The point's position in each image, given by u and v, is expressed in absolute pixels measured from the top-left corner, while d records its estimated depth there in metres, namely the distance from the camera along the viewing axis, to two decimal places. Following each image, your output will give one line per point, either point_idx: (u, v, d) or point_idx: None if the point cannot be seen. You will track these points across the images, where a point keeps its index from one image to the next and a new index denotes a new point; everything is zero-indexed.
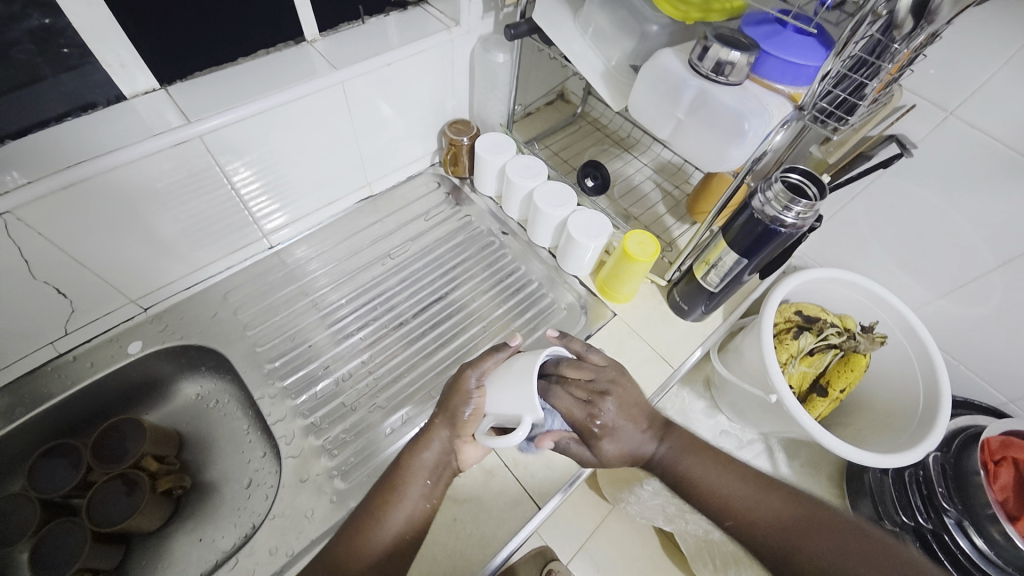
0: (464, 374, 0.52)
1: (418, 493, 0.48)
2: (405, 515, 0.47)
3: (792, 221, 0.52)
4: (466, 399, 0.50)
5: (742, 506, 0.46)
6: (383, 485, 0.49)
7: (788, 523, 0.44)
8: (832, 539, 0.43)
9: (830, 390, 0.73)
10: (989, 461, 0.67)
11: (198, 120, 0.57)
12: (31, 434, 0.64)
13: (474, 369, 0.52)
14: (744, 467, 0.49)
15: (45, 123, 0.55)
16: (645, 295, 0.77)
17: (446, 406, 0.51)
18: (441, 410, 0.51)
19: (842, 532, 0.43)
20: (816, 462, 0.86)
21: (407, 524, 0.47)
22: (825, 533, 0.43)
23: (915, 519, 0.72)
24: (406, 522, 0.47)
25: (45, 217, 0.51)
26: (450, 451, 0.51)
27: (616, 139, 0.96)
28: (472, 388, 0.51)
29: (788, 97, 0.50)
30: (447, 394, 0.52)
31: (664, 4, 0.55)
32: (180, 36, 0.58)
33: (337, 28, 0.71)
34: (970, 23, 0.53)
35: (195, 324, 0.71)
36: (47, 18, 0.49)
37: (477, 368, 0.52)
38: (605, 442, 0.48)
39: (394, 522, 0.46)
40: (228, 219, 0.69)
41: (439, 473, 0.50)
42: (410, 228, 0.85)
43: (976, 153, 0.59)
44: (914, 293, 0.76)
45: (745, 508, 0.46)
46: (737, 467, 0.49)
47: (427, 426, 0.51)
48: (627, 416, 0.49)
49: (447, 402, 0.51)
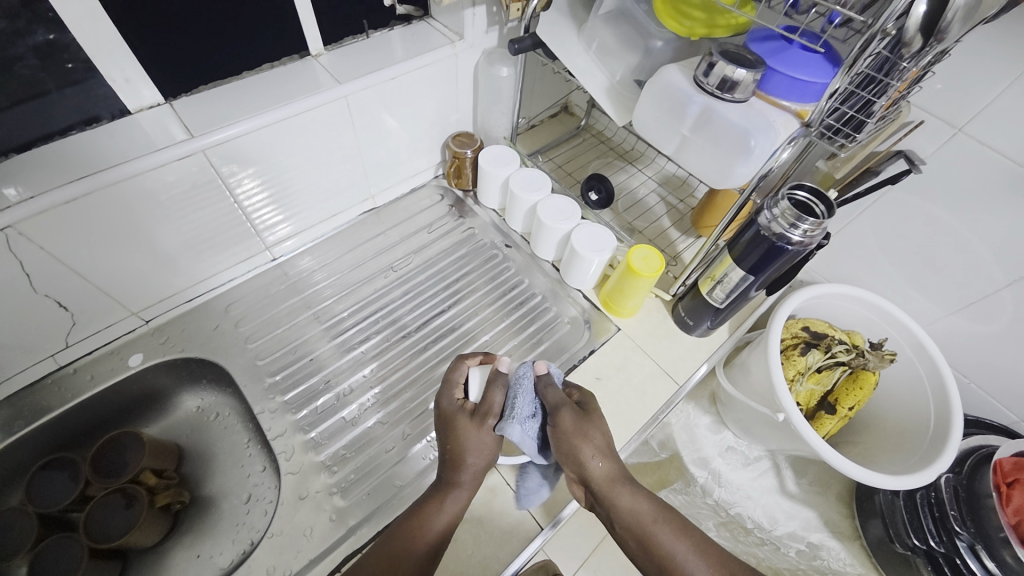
0: (482, 423, 0.50)
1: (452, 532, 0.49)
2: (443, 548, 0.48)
3: (799, 239, 0.51)
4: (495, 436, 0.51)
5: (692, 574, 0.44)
6: (418, 524, 0.47)
7: None
8: None
9: (838, 408, 0.72)
10: (1002, 483, 0.64)
11: (202, 134, 0.57)
12: (32, 447, 0.64)
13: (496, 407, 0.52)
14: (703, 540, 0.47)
15: (50, 137, 0.55)
16: (649, 309, 0.76)
17: (478, 448, 0.50)
18: (473, 450, 0.50)
19: None
20: (826, 481, 0.85)
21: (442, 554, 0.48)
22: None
23: (927, 542, 0.69)
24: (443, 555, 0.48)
25: (47, 231, 0.51)
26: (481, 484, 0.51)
27: (620, 152, 0.95)
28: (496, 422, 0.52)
29: (795, 113, 0.49)
30: (473, 435, 0.50)
31: (668, 20, 0.55)
32: (187, 52, 0.59)
33: (342, 41, 0.72)
34: (979, 39, 0.52)
35: (196, 336, 0.71)
36: (52, 33, 0.49)
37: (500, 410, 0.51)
38: (597, 428, 0.50)
39: (438, 554, 0.47)
40: (231, 231, 0.69)
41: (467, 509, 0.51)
42: (414, 240, 0.85)
43: (987, 170, 0.58)
44: (924, 310, 0.74)
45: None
46: (699, 540, 0.47)
47: (460, 469, 0.49)
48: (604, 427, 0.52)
49: (478, 442, 0.50)
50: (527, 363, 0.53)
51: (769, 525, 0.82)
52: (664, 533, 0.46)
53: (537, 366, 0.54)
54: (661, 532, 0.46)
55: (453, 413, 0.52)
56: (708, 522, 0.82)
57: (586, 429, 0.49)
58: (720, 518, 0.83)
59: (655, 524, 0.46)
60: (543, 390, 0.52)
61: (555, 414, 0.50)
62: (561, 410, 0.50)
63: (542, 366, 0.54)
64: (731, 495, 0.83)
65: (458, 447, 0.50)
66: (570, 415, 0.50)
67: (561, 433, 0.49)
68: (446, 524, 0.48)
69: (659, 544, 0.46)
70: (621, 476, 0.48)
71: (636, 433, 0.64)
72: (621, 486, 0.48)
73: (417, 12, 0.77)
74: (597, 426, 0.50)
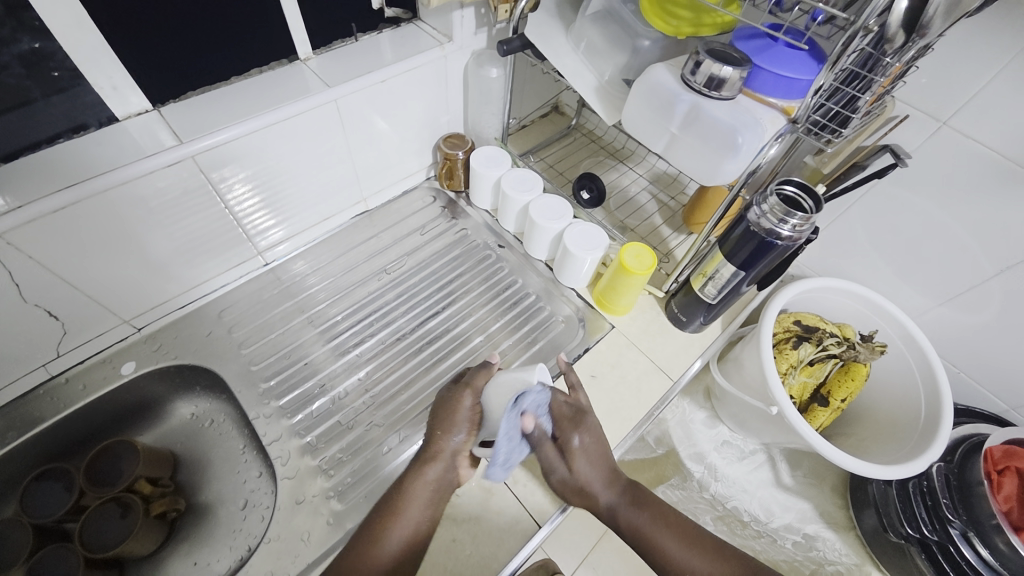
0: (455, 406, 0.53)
1: (419, 514, 0.49)
2: (412, 534, 0.48)
3: (788, 234, 0.52)
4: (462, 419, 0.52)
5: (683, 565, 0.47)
6: (386, 505, 0.49)
7: None
8: None
9: (831, 400, 0.73)
10: (993, 470, 0.65)
11: (192, 140, 0.57)
12: (24, 458, 0.63)
13: (470, 392, 0.53)
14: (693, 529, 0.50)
15: (37, 145, 0.54)
16: (642, 306, 0.76)
17: (444, 424, 0.52)
18: (440, 428, 0.52)
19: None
20: (820, 473, 0.85)
21: (412, 540, 0.48)
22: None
23: (920, 531, 0.70)
24: (413, 543, 0.48)
25: (36, 240, 0.51)
26: (451, 469, 0.52)
27: (611, 151, 0.96)
28: (466, 409, 0.53)
29: (781, 110, 0.50)
30: (443, 412, 0.53)
31: (655, 20, 0.55)
32: (175, 57, 0.59)
33: (331, 45, 0.71)
34: (961, 33, 0.53)
35: (190, 343, 0.71)
36: (37, 42, 0.49)
37: (473, 387, 0.54)
38: (577, 461, 0.50)
39: (405, 536, 0.48)
40: (223, 237, 0.69)
41: (439, 496, 0.51)
42: (407, 242, 0.85)
43: (971, 162, 0.59)
44: (914, 301, 0.75)
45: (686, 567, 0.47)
46: (692, 532, 0.49)
47: (427, 445, 0.52)
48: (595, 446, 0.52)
49: (445, 419, 0.53)
50: (512, 417, 0.46)
51: (765, 517, 0.83)
52: (658, 535, 0.49)
53: (523, 422, 0.47)
54: (655, 537, 0.49)
55: (441, 401, 0.54)
56: (705, 516, 0.82)
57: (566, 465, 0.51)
58: (716, 512, 0.83)
59: (649, 530, 0.49)
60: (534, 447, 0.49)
61: (542, 461, 0.52)
62: (544, 456, 0.51)
63: (530, 423, 0.48)
64: (728, 489, 0.84)
65: (430, 425, 0.53)
66: (553, 459, 0.51)
67: (550, 478, 0.52)
68: (410, 502, 0.49)
69: (656, 547, 0.48)
70: (613, 493, 0.50)
71: (632, 429, 0.64)
72: (611, 505, 0.50)
73: (405, 15, 0.77)
74: (580, 460, 0.50)
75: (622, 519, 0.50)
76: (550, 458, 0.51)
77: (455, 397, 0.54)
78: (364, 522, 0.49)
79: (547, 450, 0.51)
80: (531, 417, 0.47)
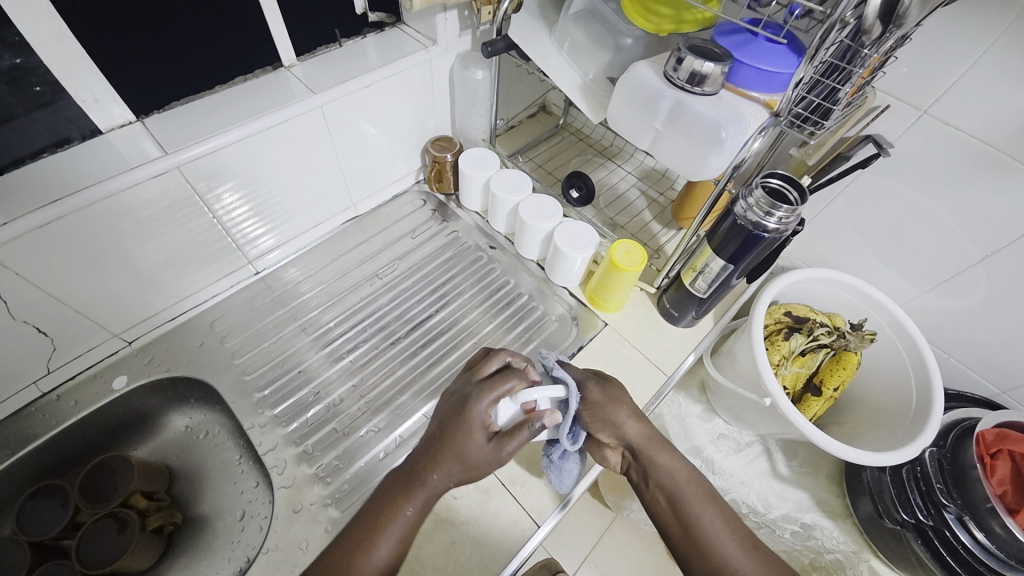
0: (493, 448, 0.48)
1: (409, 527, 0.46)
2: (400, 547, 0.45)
3: (775, 226, 0.52)
4: (480, 468, 0.48)
5: (682, 495, 0.49)
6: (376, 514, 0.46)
7: (726, 523, 0.48)
8: (737, 534, 0.48)
9: (823, 389, 0.73)
10: (986, 453, 0.66)
11: (177, 150, 0.56)
12: (19, 477, 0.63)
13: (511, 442, 0.48)
14: (695, 478, 0.51)
15: (20, 161, 0.54)
16: (635, 302, 0.77)
17: (475, 469, 0.47)
18: (465, 465, 0.47)
19: (744, 532, 0.48)
20: (816, 462, 0.86)
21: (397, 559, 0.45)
22: (732, 525, 0.48)
23: (915, 516, 0.70)
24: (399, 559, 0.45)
25: (23, 257, 0.51)
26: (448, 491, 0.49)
27: (599, 149, 0.96)
28: (502, 455, 0.48)
29: (764, 104, 0.50)
30: (471, 449, 0.47)
31: (636, 17, 0.56)
32: (156, 69, 0.58)
33: (315, 51, 0.71)
34: (936, 23, 0.54)
35: (182, 354, 0.70)
36: (17, 57, 0.48)
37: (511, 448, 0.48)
38: (621, 400, 0.54)
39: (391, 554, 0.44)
40: (212, 247, 0.68)
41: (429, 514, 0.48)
42: (398, 246, 0.84)
43: (954, 150, 0.59)
44: (901, 289, 0.76)
45: (684, 497, 0.49)
46: (700, 483, 0.51)
47: (439, 464, 0.47)
48: (623, 395, 0.55)
49: (472, 461, 0.47)
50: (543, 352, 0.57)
51: (763, 508, 0.85)
52: (682, 486, 0.50)
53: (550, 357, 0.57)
54: (684, 497, 0.49)
55: (475, 423, 0.47)
56: None
57: (613, 399, 0.54)
58: None
59: (680, 488, 0.50)
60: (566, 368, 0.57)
61: (582, 388, 0.55)
62: (586, 384, 0.55)
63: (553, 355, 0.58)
64: (726, 481, 0.85)
65: (450, 447, 0.47)
66: (595, 387, 0.55)
67: (592, 406, 0.54)
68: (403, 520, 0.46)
69: (681, 501, 0.49)
70: (655, 440, 0.53)
71: None
72: (660, 447, 0.52)
73: (389, 19, 0.77)
74: (622, 392, 0.55)
75: (651, 467, 0.51)
76: (586, 379, 0.56)
77: (493, 445, 0.48)
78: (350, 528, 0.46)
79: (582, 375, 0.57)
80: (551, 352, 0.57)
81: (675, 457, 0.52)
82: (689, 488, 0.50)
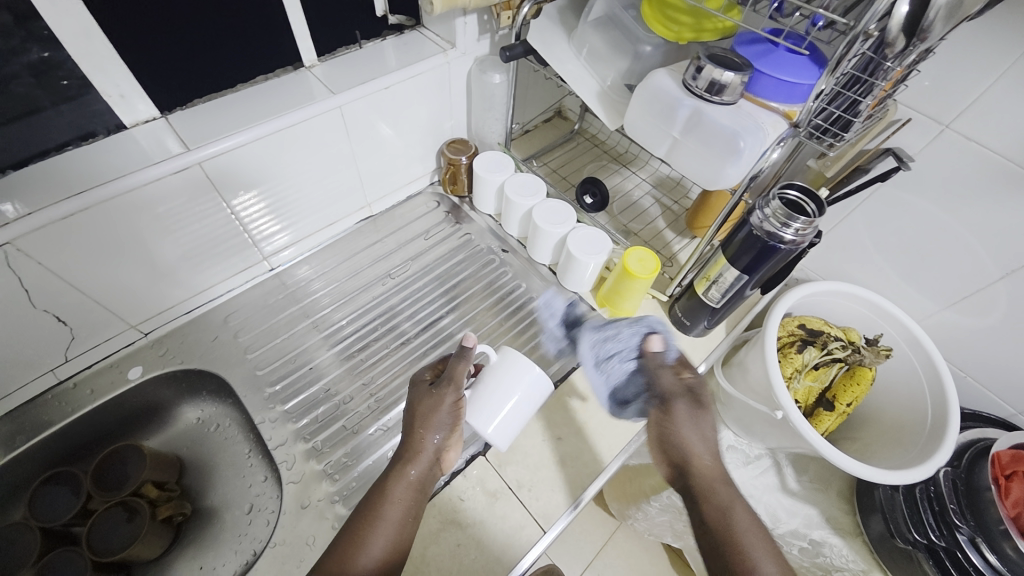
0: (443, 393, 0.51)
1: (405, 512, 0.47)
2: (399, 534, 0.46)
3: (791, 238, 0.52)
4: (439, 421, 0.50)
5: (744, 538, 0.44)
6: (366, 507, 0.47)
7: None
8: None
9: (836, 404, 0.72)
10: (1001, 475, 0.64)
11: (198, 147, 0.57)
12: (34, 461, 0.64)
13: (451, 385, 0.52)
14: (762, 529, 0.45)
15: (45, 153, 0.55)
16: (646, 310, 0.76)
17: (427, 415, 0.50)
18: (428, 426, 0.50)
19: None
20: (826, 478, 0.84)
21: (396, 548, 0.45)
22: None
23: (927, 537, 0.68)
24: (398, 551, 0.45)
25: (45, 247, 0.52)
26: (433, 465, 0.50)
27: (614, 155, 0.96)
28: (450, 401, 0.51)
29: (783, 114, 0.50)
30: (424, 407, 0.51)
31: (656, 25, 0.56)
32: (181, 66, 0.60)
33: (335, 52, 0.72)
34: (963, 36, 0.53)
35: (196, 347, 0.72)
36: (46, 51, 0.50)
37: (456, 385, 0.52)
38: (702, 424, 0.51)
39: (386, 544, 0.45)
40: (229, 242, 0.69)
41: (423, 494, 0.49)
42: (411, 247, 0.85)
43: (976, 165, 0.58)
44: (918, 305, 0.75)
45: (746, 541, 0.44)
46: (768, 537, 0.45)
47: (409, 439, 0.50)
48: (705, 420, 0.51)
49: (428, 413, 0.51)
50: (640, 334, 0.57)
51: (770, 523, 0.83)
52: (746, 530, 0.44)
53: (649, 340, 0.56)
54: (747, 542, 0.44)
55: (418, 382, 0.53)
56: None
57: (696, 420, 0.51)
58: None
59: (745, 532, 0.44)
60: (656, 369, 0.55)
61: (668, 399, 0.53)
62: (673, 396, 0.52)
63: (655, 344, 0.56)
64: None
65: (409, 417, 0.51)
66: (683, 403, 0.52)
67: (673, 419, 0.52)
68: (394, 506, 0.47)
69: (743, 543, 0.44)
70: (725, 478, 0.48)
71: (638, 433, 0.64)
72: (727, 486, 0.48)
73: (409, 22, 0.78)
74: (707, 420, 0.51)
75: (716, 500, 0.47)
76: (677, 392, 0.53)
77: (438, 391, 0.52)
78: (347, 525, 0.46)
79: (673, 385, 0.53)
80: (656, 336, 0.56)
81: (740, 502, 0.47)
82: (753, 534, 0.44)
